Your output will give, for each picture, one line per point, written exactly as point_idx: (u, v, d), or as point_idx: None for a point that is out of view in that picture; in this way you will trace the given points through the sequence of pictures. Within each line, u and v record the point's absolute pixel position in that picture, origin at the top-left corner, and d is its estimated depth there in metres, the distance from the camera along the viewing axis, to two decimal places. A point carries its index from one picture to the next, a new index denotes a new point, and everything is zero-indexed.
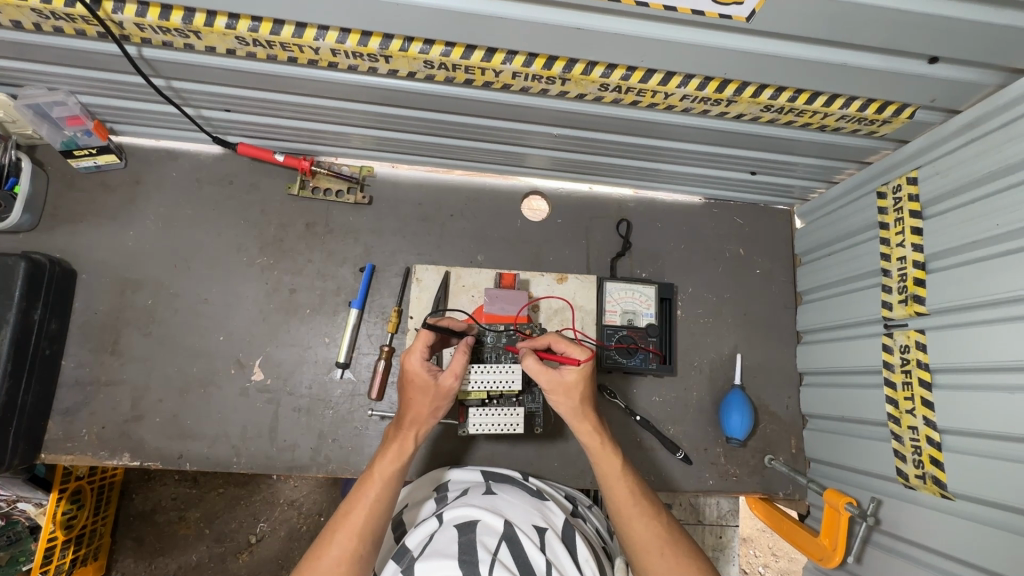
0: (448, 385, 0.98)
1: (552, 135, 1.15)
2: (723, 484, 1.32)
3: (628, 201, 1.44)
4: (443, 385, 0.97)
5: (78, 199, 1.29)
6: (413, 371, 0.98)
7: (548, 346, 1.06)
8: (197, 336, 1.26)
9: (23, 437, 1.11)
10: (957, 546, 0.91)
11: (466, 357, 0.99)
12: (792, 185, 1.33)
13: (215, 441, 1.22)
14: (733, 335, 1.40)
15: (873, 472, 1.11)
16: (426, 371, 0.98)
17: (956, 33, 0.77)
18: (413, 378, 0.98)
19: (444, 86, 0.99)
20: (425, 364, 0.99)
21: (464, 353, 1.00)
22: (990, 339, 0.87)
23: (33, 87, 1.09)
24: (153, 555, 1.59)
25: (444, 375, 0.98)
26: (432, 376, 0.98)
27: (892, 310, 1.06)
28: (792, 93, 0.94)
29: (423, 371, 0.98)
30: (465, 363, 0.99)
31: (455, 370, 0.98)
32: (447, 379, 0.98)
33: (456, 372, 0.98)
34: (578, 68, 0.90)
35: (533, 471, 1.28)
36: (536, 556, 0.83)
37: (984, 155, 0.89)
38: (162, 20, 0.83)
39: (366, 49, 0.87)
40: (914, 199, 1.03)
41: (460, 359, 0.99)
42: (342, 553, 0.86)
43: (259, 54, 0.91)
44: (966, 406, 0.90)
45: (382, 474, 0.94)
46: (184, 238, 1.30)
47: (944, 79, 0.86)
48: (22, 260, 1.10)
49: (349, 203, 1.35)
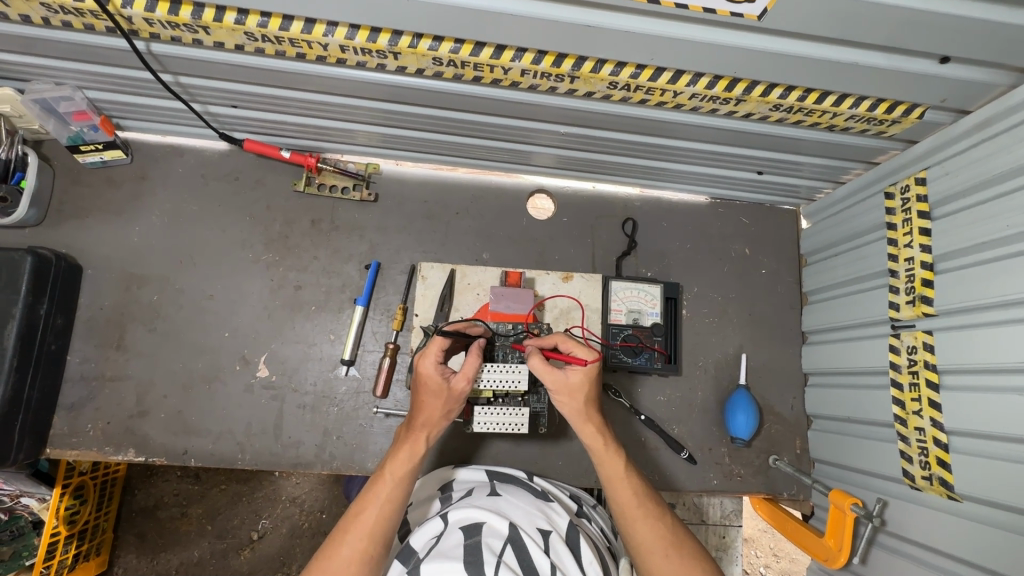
0: (460, 388, 0.98)
1: (558, 133, 1.14)
2: (727, 484, 1.32)
3: (633, 200, 1.44)
4: (456, 388, 0.98)
5: (84, 193, 1.29)
6: (426, 375, 0.97)
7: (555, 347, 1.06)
8: (201, 332, 1.26)
9: (28, 433, 1.11)
10: (962, 547, 0.91)
11: (478, 360, 0.99)
12: (798, 185, 1.33)
13: (219, 437, 1.22)
14: (738, 335, 1.40)
15: (879, 472, 1.11)
16: (438, 374, 0.98)
17: (967, 33, 0.77)
18: (425, 380, 0.97)
19: (452, 83, 0.99)
20: (437, 367, 0.98)
21: (476, 357, 0.99)
22: (998, 339, 0.87)
23: (40, 82, 1.09)
24: (155, 551, 1.59)
25: (457, 379, 0.99)
26: (445, 379, 0.98)
27: (899, 311, 1.06)
28: (801, 92, 0.94)
29: (436, 374, 0.97)
30: (477, 367, 0.99)
31: (468, 374, 0.99)
32: (459, 383, 0.98)
33: (468, 375, 0.98)
34: (586, 66, 0.90)
35: (537, 470, 1.28)
36: (541, 560, 0.83)
37: (994, 156, 0.89)
38: (171, 15, 0.83)
39: (375, 46, 0.87)
40: (923, 199, 1.02)
41: (472, 364, 0.99)
42: (354, 553, 0.86)
43: (267, 50, 0.91)
44: (973, 408, 0.90)
45: (394, 474, 0.95)
46: (190, 233, 1.30)
47: (954, 79, 0.86)
48: (29, 255, 1.10)
49: (354, 200, 1.35)
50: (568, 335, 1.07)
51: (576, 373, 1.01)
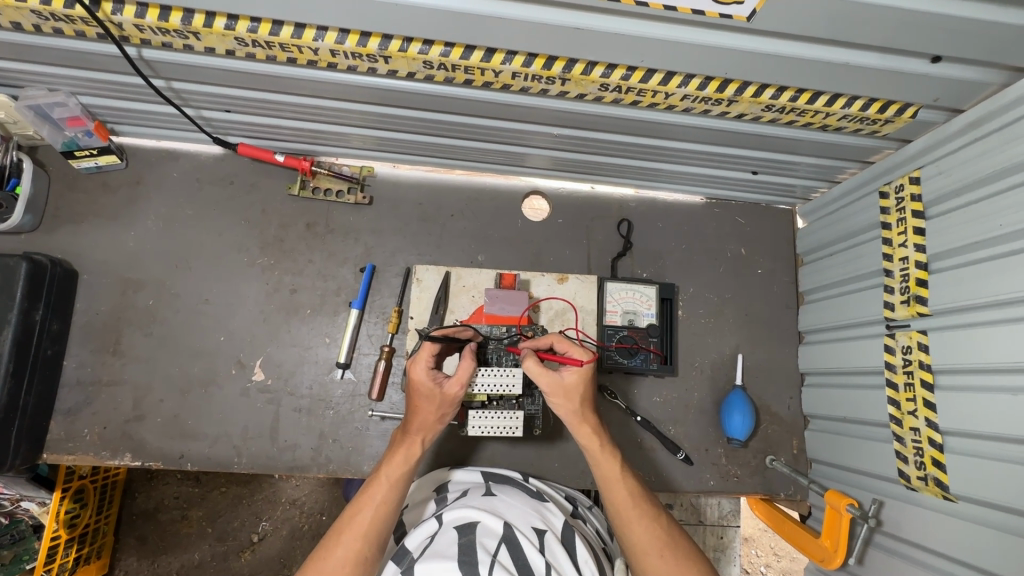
0: (453, 393, 0.98)
1: (552, 135, 1.14)
2: (724, 484, 1.32)
3: (629, 201, 1.44)
4: (449, 392, 0.98)
5: (79, 199, 1.29)
6: (418, 380, 0.98)
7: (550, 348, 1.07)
8: (197, 336, 1.26)
9: (25, 438, 1.12)
10: (958, 547, 0.91)
11: (472, 364, 0.99)
12: (794, 185, 1.33)
13: (216, 441, 1.22)
14: (735, 335, 1.40)
15: (875, 473, 1.10)
16: (431, 379, 0.98)
17: (958, 33, 0.76)
18: (418, 385, 0.98)
19: (444, 86, 0.99)
20: (430, 372, 0.99)
21: (471, 360, 0.99)
22: (993, 339, 0.87)
23: (33, 88, 1.09)
24: (156, 554, 1.59)
25: (450, 383, 0.99)
26: (438, 383, 0.99)
27: (894, 311, 1.05)
28: (793, 93, 0.94)
29: (428, 378, 0.98)
30: (471, 371, 0.99)
31: (461, 378, 0.99)
32: (452, 387, 0.99)
33: (462, 380, 0.99)
34: (577, 68, 0.89)
35: (533, 471, 1.27)
36: (536, 559, 0.83)
37: (986, 155, 0.89)
38: (161, 21, 0.83)
39: (365, 50, 0.87)
40: (917, 199, 1.02)
41: (466, 367, 0.99)
42: (348, 554, 0.86)
43: (258, 55, 0.91)
44: (968, 407, 0.90)
45: (389, 477, 0.95)
46: (185, 238, 1.30)
47: (946, 78, 0.86)
48: (24, 260, 1.10)
49: (349, 203, 1.35)
50: (562, 336, 1.08)
51: (572, 374, 1.01)
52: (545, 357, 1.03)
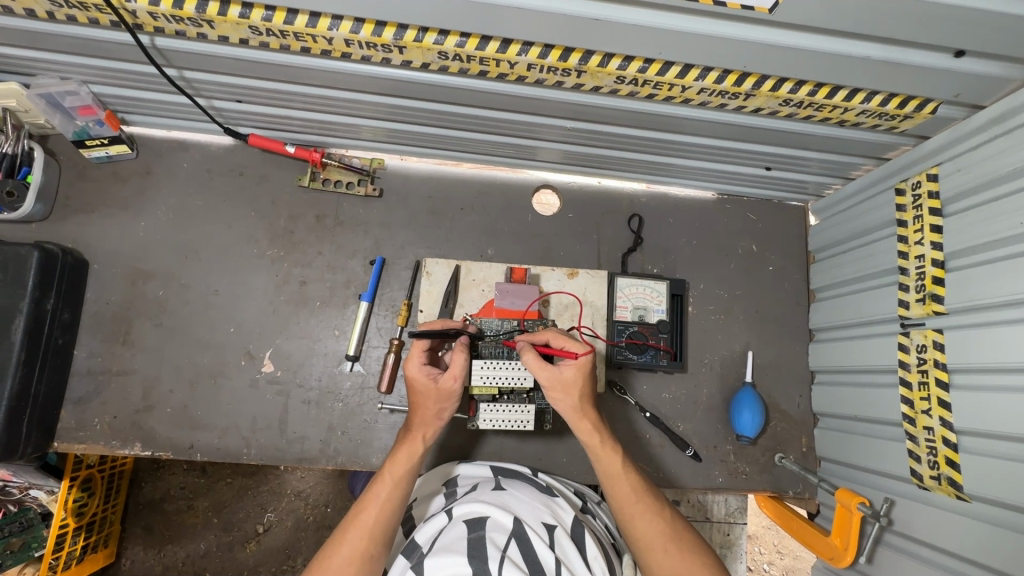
0: (448, 387, 0.99)
1: (565, 129, 1.14)
2: (733, 482, 1.31)
3: (640, 196, 1.43)
4: (443, 387, 0.99)
5: (89, 188, 1.29)
6: (414, 377, 1.01)
7: (545, 343, 1.06)
8: (206, 327, 1.27)
9: (36, 426, 1.12)
10: (970, 547, 0.90)
11: (463, 357, 1.00)
12: (807, 181, 1.31)
13: (225, 432, 1.22)
14: (745, 333, 1.39)
15: (886, 472, 1.10)
16: (425, 375, 1.00)
17: (982, 27, 0.75)
18: (414, 384, 1.00)
19: (457, 77, 0.98)
20: (423, 369, 1.01)
21: (460, 353, 1.00)
22: (1010, 338, 0.86)
23: (45, 77, 1.09)
24: (162, 543, 1.61)
25: (444, 378, 1.00)
26: (432, 379, 1.00)
27: (909, 310, 1.04)
28: (812, 87, 0.93)
29: (423, 376, 1.00)
30: (463, 363, 0.99)
31: (455, 372, 1.00)
32: (446, 381, 0.99)
33: (456, 374, 0.99)
34: (593, 60, 0.88)
35: (541, 466, 1.27)
36: (545, 556, 0.82)
37: (1007, 153, 0.88)
38: (175, 9, 0.83)
39: (380, 39, 0.87)
40: (934, 196, 1.01)
41: (457, 360, 0.99)
42: (353, 552, 0.86)
43: (272, 44, 0.90)
44: (984, 408, 0.89)
45: (392, 475, 0.95)
46: (196, 228, 1.30)
47: (968, 73, 0.85)
48: (35, 250, 1.10)
49: (359, 195, 1.34)
50: (557, 330, 1.08)
51: (569, 368, 1.01)
52: (541, 351, 1.03)
